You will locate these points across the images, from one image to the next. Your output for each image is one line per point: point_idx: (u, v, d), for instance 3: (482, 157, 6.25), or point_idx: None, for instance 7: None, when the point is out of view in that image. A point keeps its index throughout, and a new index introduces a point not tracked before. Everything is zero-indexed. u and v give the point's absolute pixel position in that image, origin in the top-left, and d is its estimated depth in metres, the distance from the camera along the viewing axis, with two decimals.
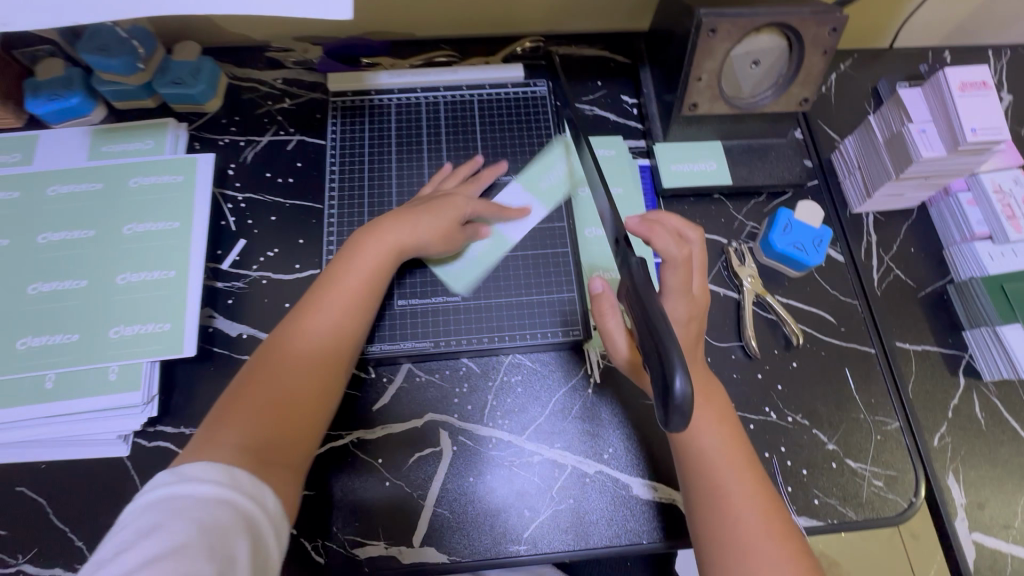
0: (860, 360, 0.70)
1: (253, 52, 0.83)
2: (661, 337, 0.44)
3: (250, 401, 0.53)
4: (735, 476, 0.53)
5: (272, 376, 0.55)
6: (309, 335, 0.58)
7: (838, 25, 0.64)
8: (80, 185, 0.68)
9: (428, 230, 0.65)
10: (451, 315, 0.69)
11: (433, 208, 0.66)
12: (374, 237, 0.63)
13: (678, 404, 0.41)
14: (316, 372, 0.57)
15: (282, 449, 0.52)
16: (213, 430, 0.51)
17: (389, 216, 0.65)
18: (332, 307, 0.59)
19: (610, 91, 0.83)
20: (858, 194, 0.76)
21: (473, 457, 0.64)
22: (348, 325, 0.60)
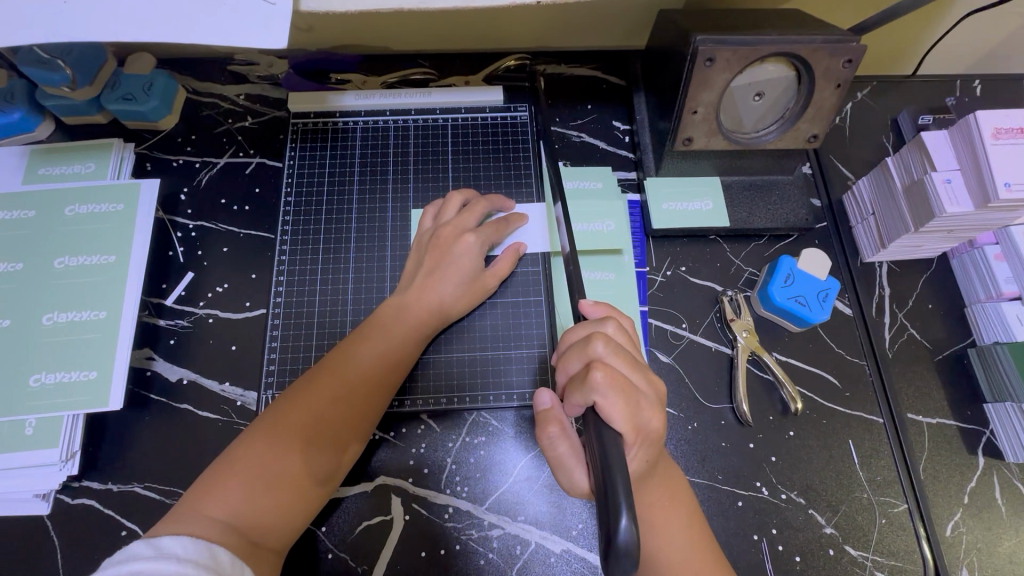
0: (866, 430, 0.63)
1: (215, 64, 0.77)
2: (612, 466, 0.42)
3: (256, 463, 0.50)
4: None
5: (273, 447, 0.51)
6: (327, 404, 0.54)
7: (854, 56, 0.57)
8: (12, 212, 0.63)
9: (456, 295, 0.61)
10: (430, 363, 0.62)
11: (456, 274, 0.60)
12: (403, 311, 0.59)
13: (622, 550, 0.39)
14: (324, 448, 0.53)
15: (277, 528, 0.49)
16: (204, 499, 0.48)
17: (416, 282, 0.60)
18: (356, 379, 0.56)
19: (601, 116, 0.76)
20: (871, 242, 0.68)
21: (427, 529, 0.58)
22: (371, 397, 0.56)
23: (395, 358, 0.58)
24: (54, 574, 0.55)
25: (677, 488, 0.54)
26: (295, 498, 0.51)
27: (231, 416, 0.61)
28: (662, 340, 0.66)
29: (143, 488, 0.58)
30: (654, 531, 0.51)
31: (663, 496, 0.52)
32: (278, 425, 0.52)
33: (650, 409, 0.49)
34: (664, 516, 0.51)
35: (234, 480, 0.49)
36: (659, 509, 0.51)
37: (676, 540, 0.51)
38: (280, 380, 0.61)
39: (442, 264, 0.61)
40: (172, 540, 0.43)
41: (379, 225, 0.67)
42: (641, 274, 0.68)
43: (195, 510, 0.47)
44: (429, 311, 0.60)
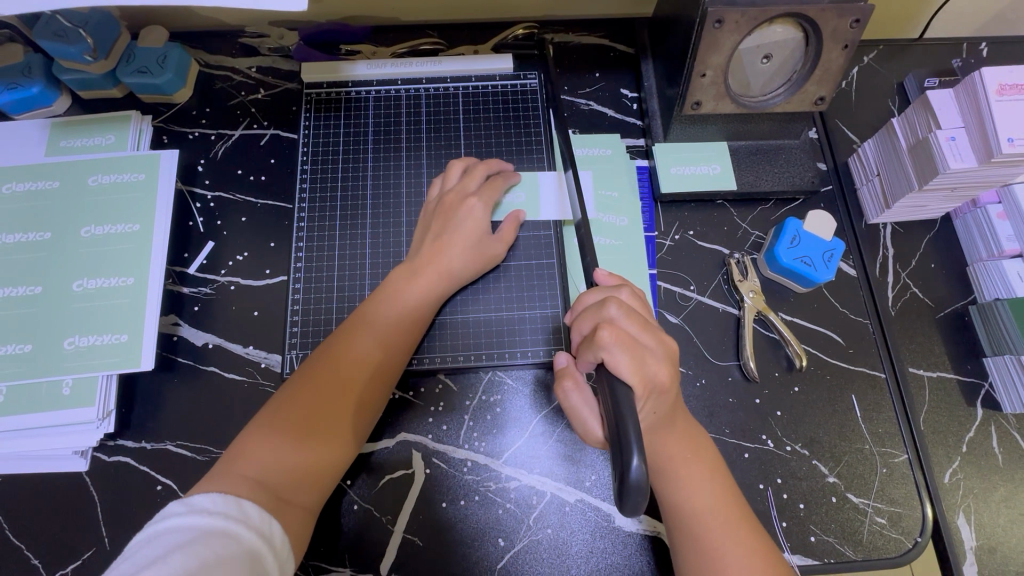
0: (869, 385, 0.65)
1: (227, 37, 0.78)
2: (618, 408, 0.45)
3: (282, 424, 0.53)
4: (727, 531, 0.51)
5: (294, 417, 0.53)
6: (345, 367, 0.56)
7: (862, 16, 0.57)
8: (37, 183, 0.64)
9: (463, 260, 0.62)
10: (447, 328, 0.64)
11: (462, 240, 0.62)
12: (413, 278, 0.61)
13: (634, 485, 0.41)
14: (342, 413, 0.55)
15: (306, 486, 0.52)
16: (229, 465, 0.51)
17: (424, 249, 0.62)
18: (369, 347, 0.57)
19: (609, 84, 0.77)
20: (876, 204, 0.69)
21: (448, 482, 0.61)
22: (387, 360, 0.58)
23: (408, 323, 0.60)
24: (95, 525, 0.58)
25: (699, 441, 0.56)
26: (318, 460, 0.53)
27: (257, 378, 0.64)
28: (671, 301, 0.68)
29: (176, 446, 0.61)
30: (676, 479, 0.53)
31: (683, 448, 0.54)
32: (299, 391, 0.55)
33: (656, 363, 0.51)
34: (685, 467, 0.54)
35: (262, 443, 0.52)
36: (680, 460, 0.54)
37: (698, 489, 0.53)
38: (302, 342, 0.63)
39: (448, 231, 0.62)
40: (202, 495, 0.47)
41: (392, 193, 0.68)
42: (650, 239, 0.70)
43: (228, 471, 0.50)
44: (438, 275, 0.61)
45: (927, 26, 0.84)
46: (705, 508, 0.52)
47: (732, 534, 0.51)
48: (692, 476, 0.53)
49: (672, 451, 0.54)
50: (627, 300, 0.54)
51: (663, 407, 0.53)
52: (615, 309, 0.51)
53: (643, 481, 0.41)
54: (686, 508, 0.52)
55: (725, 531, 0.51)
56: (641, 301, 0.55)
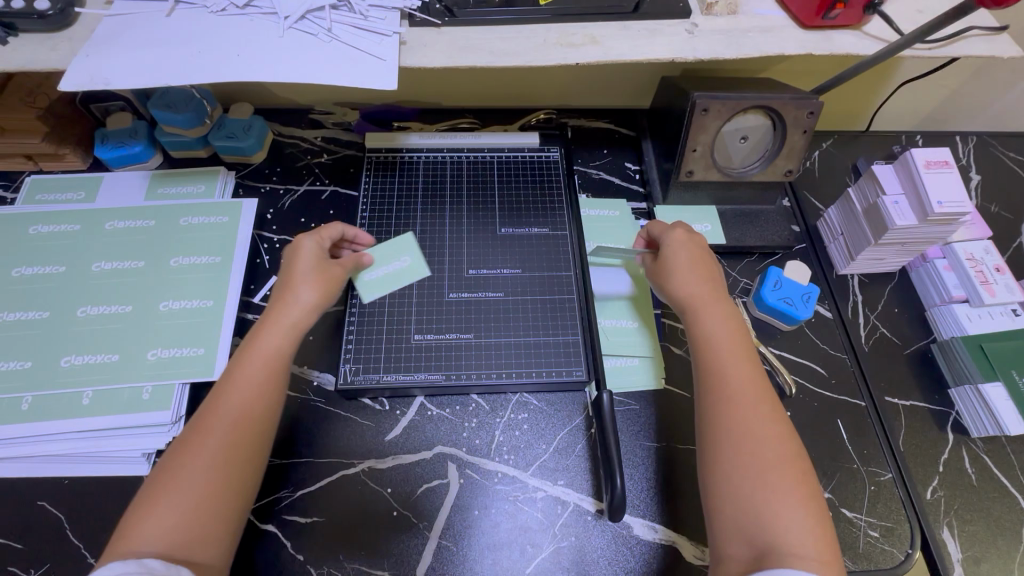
0: (852, 412, 0.74)
1: (298, 113, 0.94)
2: (611, 452, 0.64)
3: (178, 484, 0.51)
4: (765, 407, 0.58)
5: (188, 472, 0.52)
6: (228, 420, 0.56)
7: (815, 109, 0.73)
8: (136, 222, 0.76)
9: (310, 296, 0.65)
10: (463, 351, 0.72)
11: (304, 278, 0.66)
12: (264, 322, 0.63)
13: (618, 502, 0.60)
14: (235, 459, 0.54)
15: (209, 541, 0.51)
16: (130, 529, 0.50)
17: (277, 296, 0.65)
18: (237, 389, 0.57)
19: (615, 158, 0.93)
20: (842, 257, 0.83)
21: (479, 490, 0.67)
22: (263, 402, 0.58)
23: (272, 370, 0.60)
24: None
25: (742, 335, 0.65)
26: (217, 507, 0.52)
27: (309, 394, 0.71)
28: (676, 336, 0.78)
29: None
30: (721, 362, 0.62)
31: (729, 331, 0.64)
32: (194, 448, 0.54)
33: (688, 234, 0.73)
34: (727, 347, 0.63)
35: (161, 500, 0.51)
36: (725, 342, 0.63)
37: (738, 368, 0.61)
38: (355, 355, 0.71)
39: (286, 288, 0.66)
40: (106, 568, 0.46)
41: (438, 238, 0.80)
42: None
43: (134, 539, 0.49)
44: (290, 322, 0.63)
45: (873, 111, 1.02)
46: (744, 391, 0.59)
47: (769, 423, 0.57)
48: (734, 360, 0.62)
49: (717, 332, 0.64)
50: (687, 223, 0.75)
51: (682, 261, 0.70)
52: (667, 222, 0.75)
53: (622, 502, 0.61)
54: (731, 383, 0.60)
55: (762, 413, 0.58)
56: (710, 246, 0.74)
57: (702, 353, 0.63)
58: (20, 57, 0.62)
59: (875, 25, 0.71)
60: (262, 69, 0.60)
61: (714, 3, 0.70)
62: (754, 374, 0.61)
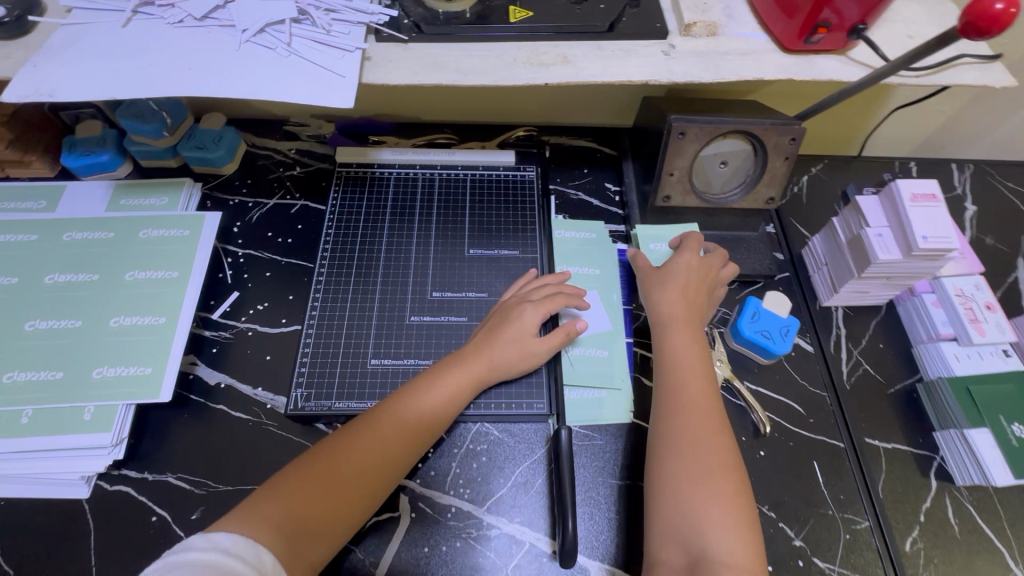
0: (829, 454, 0.70)
1: (273, 124, 0.93)
2: (564, 494, 0.61)
3: (334, 468, 0.56)
4: (734, 530, 0.55)
5: (343, 462, 0.56)
6: (401, 441, 0.59)
7: (797, 135, 0.71)
8: (94, 233, 0.74)
9: (533, 350, 0.67)
10: None
11: (521, 327, 0.67)
12: (464, 358, 0.65)
13: (570, 547, 0.58)
14: (381, 472, 0.58)
15: (320, 543, 0.53)
16: (273, 488, 0.54)
17: (483, 338, 0.67)
18: (418, 415, 0.61)
19: (596, 178, 0.91)
20: (826, 288, 0.80)
21: (431, 526, 0.63)
22: (429, 434, 0.61)
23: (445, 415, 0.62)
24: (85, 554, 0.59)
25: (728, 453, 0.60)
26: (343, 511, 0.55)
27: (261, 418, 0.68)
28: (646, 366, 0.75)
29: (176, 478, 0.64)
30: (695, 466, 0.58)
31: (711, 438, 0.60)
32: (356, 451, 0.57)
33: (685, 259, 0.74)
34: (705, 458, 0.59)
35: (305, 478, 0.55)
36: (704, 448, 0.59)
37: (709, 481, 0.57)
38: (308, 380, 0.68)
39: (492, 331, 0.68)
40: (224, 535, 0.48)
41: (403, 258, 0.76)
42: (628, 311, 0.78)
43: (265, 505, 0.52)
44: (483, 373, 0.65)
45: (875, 126, 0.97)
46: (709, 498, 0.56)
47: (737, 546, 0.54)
48: (708, 465, 0.58)
49: (701, 439, 0.60)
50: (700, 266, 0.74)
51: (677, 321, 0.69)
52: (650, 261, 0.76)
53: (574, 548, 0.58)
54: (700, 492, 0.57)
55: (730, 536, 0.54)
56: (734, 275, 0.76)
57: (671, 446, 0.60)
58: None
59: (860, 49, 0.68)
60: (214, 82, 0.58)
61: (693, 24, 0.68)
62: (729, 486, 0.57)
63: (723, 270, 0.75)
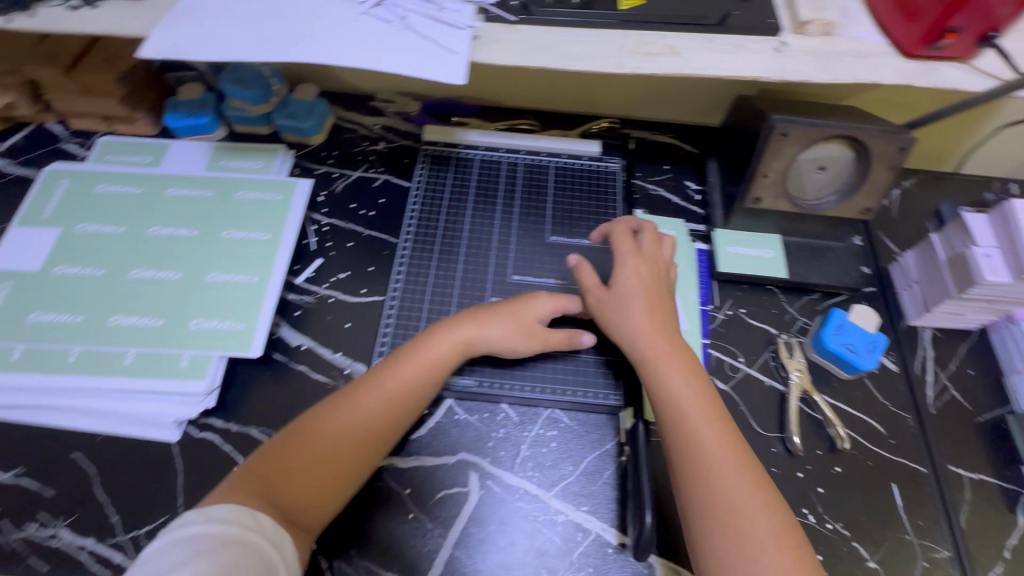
0: (909, 477, 0.68)
1: (360, 99, 0.95)
2: (642, 486, 0.60)
3: (325, 453, 0.57)
4: (772, 534, 0.52)
5: (305, 445, 0.57)
6: (382, 416, 0.60)
7: (906, 144, 0.68)
8: (194, 191, 0.78)
9: (500, 329, 0.66)
10: (502, 359, 0.71)
11: (526, 313, 0.67)
12: (429, 339, 0.64)
13: (646, 539, 0.57)
14: (372, 446, 0.59)
15: (314, 511, 0.56)
16: (246, 473, 0.56)
17: (472, 313, 0.67)
18: (384, 391, 0.61)
19: (676, 176, 0.89)
20: (915, 307, 0.77)
21: (499, 504, 0.64)
22: (407, 406, 0.62)
23: (419, 385, 0.62)
24: (173, 495, 0.62)
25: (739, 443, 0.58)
26: (339, 484, 0.58)
27: (339, 381, 0.70)
28: (720, 369, 0.74)
29: (259, 431, 0.66)
30: (716, 469, 0.55)
31: (713, 428, 0.58)
32: (310, 424, 0.58)
33: (628, 261, 0.68)
34: (725, 458, 0.56)
35: (282, 463, 0.56)
36: (720, 447, 0.56)
37: (734, 481, 0.55)
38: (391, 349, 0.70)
39: (466, 310, 0.68)
40: (219, 508, 0.51)
41: (486, 239, 0.77)
42: (705, 311, 0.77)
43: (248, 486, 0.54)
44: (464, 343, 0.65)
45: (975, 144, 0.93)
46: (737, 502, 0.53)
47: (777, 550, 0.51)
48: (728, 466, 0.55)
49: (715, 440, 0.57)
50: (650, 246, 0.69)
51: (636, 308, 0.65)
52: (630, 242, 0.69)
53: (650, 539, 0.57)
54: (732, 496, 0.54)
55: (768, 529, 0.52)
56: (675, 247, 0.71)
57: (686, 453, 0.57)
58: (105, 21, 0.63)
59: (986, 58, 0.65)
60: (332, 51, 0.59)
61: (808, 22, 0.66)
62: (755, 481, 0.55)
63: (653, 244, 0.70)
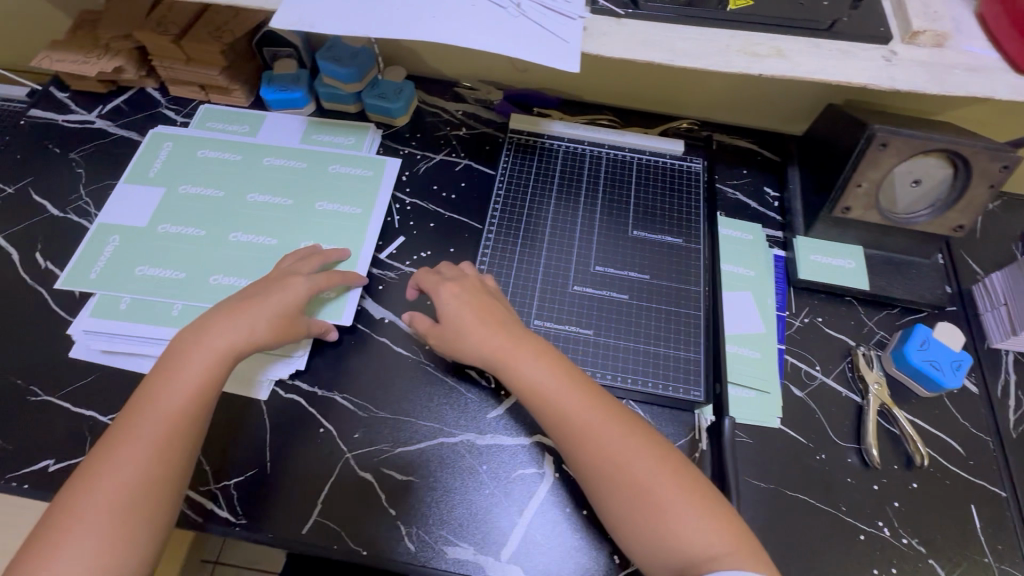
0: (989, 499, 0.66)
1: (444, 84, 0.96)
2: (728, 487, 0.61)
3: (93, 489, 0.52)
4: (660, 477, 0.55)
5: (87, 483, 0.52)
6: (140, 437, 0.55)
7: (1010, 163, 0.66)
8: (289, 162, 0.81)
9: (263, 329, 0.62)
10: (580, 347, 0.70)
11: (272, 305, 0.64)
12: (198, 346, 0.60)
13: None
14: (141, 481, 0.53)
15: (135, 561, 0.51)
16: (61, 532, 0.50)
17: (229, 309, 0.63)
18: (166, 409, 0.56)
19: (755, 181, 0.89)
20: (1001, 329, 0.75)
21: (574, 488, 0.65)
22: (189, 420, 0.57)
23: (188, 405, 0.57)
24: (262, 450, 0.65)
25: (596, 397, 0.59)
26: (132, 527, 0.52)
27: (420, 356, 0.72)
28: (797, 375, 0.73)
29: (342, 398, 0.69)
30: (597, 435, 0.56)
31: (579, 403, 0.58)
32: (97, 457, 0.54)
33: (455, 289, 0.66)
34: (597, 421, 0.57)
35: (81, 518, 0.51)
36: (577, 410, 0.58)
37: (609, 438, 0.56)
38: None
39: (214, 310, 0.63)
40: None
41: (569, 229, 0.78)
42: (781, 317, 0.77)
43: (86, 543, 0.50)
44: (225, 345, 0.60)
45: None
46: (622, 466, 0.55)
47: (682, 494, 0.54)
48: (608, 432, 0.57)
49: (564, 403, 0.58)
50: (456, 273, 0.69)
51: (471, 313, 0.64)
52: (437, 277, 0.69)
53: None
54: (604, 451, 0.56)
55: (643, 466, 0.55)
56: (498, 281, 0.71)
57: (564, 429, 0.58)
58: None
59: None
60: (451, 33, 0.61)
61: (920, 33, 0.65)
62: (639, 439, 0.57)
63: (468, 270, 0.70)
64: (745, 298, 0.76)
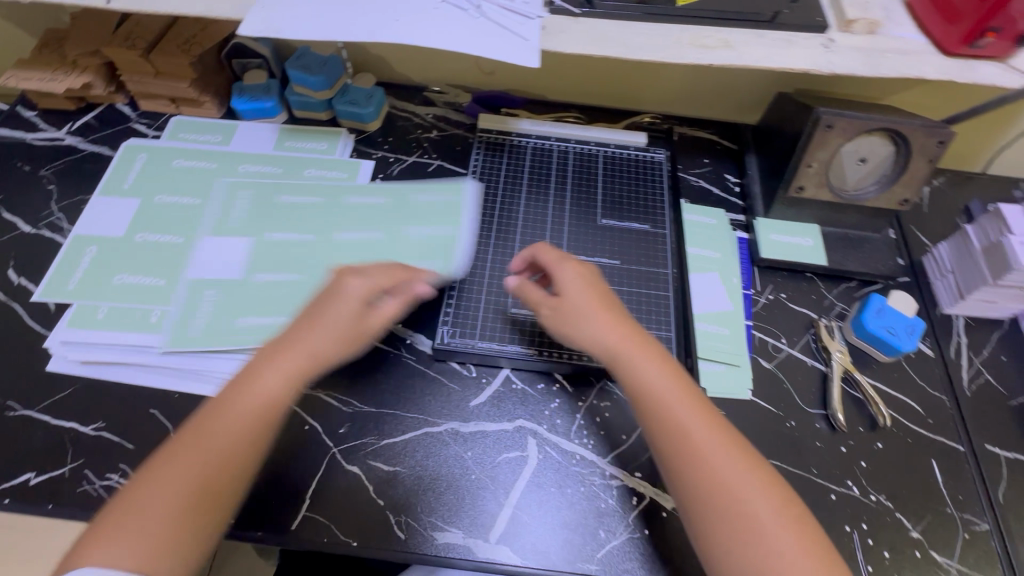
0: (948, 454, 0.70)
1: (412, 89, 0.99)
2: None
3: (145, 505, 0.50)
4: (756, 492, 0.52)
5: (137, 495, 0.51)
6: (215, 455, 0.53)
7: (946, 138, 0.71)
8: (264, 168, 0.83)
9: (331, 342, 0.60)
10: None
11: (334, 317, 0.60)
12: (275, 361, 0.58)
13: None
14: (190, 489, 0.52)
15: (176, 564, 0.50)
16: (103, 542, 0.49)
17: (297, 326, 0.60)
18: (235, 424, 0.55)
19: (715, 169, 0.93)
20: (950, 295, 0.80)
21: (556, 468, 0.67)
22: (259, 433, 0.55)
23: (252, 422, 0.55)
24: None
25: (702, 405, 0.58)
26: (182, 534, 0.50)
27: (400, 350, 0.74)
28: (764, 349, 0.77)
29: (325, 395, 0.70)
30: (700, 441, 0.54)
31: (690, 408, 0.57)
32: (148, 470, 0.53)
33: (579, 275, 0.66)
34: (703, 430, 0.55)
35: (125, 528, 0.49)
36: (671, 412, 0.56)
37: (714, 454, 0.54)
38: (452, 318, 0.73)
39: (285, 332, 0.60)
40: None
41: (540, 221, 0.81)
42: (747, 295, 0.80)
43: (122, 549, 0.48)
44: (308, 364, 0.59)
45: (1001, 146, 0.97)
46: (714, 475, 0.53)
47: (776, 512, 0.51)
48: (709, 443, 0.54)
49: (682, 412, 0.56)
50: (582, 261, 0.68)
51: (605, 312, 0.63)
52: (556, 252, 0.68)
53: None
54: (710, 470, 0.53)
55: (750, 480, 0.52)
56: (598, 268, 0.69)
57: (661, 424, 0.56)
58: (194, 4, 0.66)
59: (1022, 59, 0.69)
60: (415, 36, 0.63)
61: (855, 21, 0.70)
62: (733, 450, 0.54)
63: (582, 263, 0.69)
64: (709, 277, 0.80)
